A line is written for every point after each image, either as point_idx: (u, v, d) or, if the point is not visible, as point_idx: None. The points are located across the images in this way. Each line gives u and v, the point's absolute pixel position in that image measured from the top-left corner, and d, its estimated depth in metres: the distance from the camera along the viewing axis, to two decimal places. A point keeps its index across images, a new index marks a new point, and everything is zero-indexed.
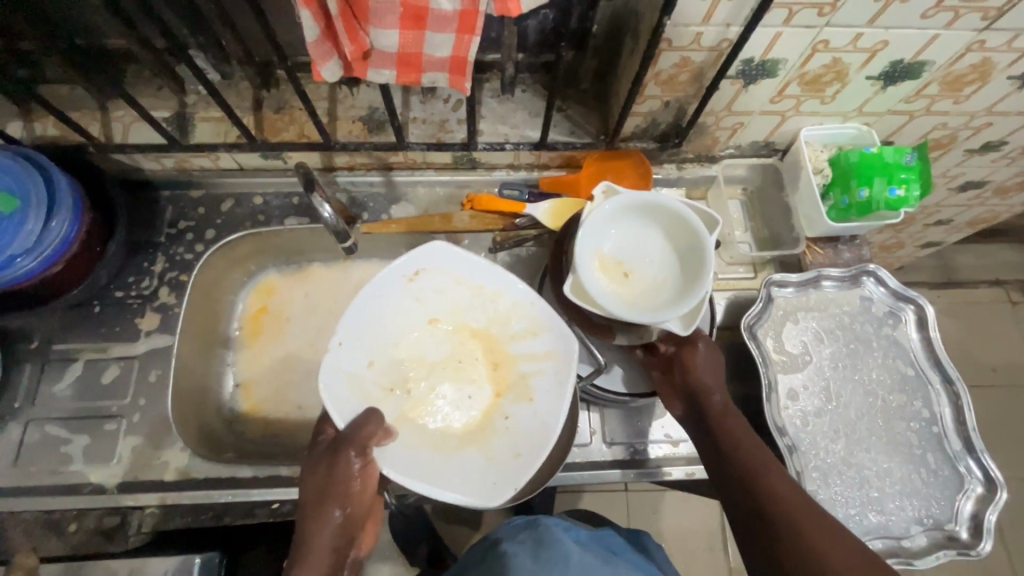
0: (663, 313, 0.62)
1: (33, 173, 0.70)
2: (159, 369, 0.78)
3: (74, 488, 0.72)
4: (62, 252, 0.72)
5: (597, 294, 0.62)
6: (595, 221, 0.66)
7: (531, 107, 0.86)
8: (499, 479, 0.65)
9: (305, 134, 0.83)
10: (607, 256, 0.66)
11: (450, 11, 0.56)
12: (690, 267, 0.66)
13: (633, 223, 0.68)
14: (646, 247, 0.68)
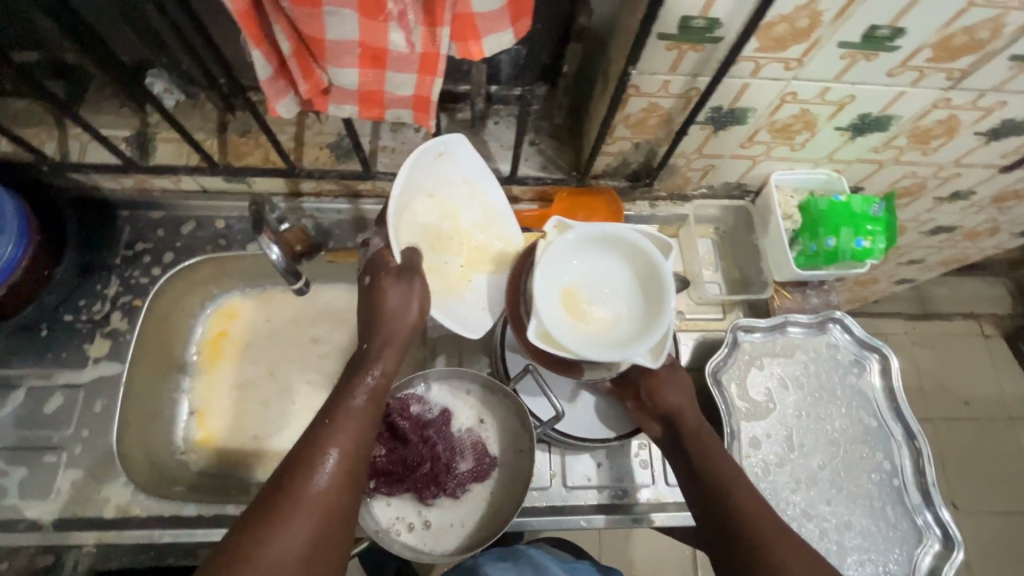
0: (634, 350, 0.60)
1: None
2: (105, 399, 0.75)
3: (7, 524, 0.69)
4: (5, 275, 0.70)
5: (561, 339, 0.59)
6: (546, 260, 0.63)
7: (503, 140, 0.85)
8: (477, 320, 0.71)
9: (270, 159, 0.82)
10: (565, 293, 0.63)
11: (410, 52, 0.55)
12: (650, 293, 0.64)
13: (591, 255, 0.66)
14: (604, 276, 0.65)
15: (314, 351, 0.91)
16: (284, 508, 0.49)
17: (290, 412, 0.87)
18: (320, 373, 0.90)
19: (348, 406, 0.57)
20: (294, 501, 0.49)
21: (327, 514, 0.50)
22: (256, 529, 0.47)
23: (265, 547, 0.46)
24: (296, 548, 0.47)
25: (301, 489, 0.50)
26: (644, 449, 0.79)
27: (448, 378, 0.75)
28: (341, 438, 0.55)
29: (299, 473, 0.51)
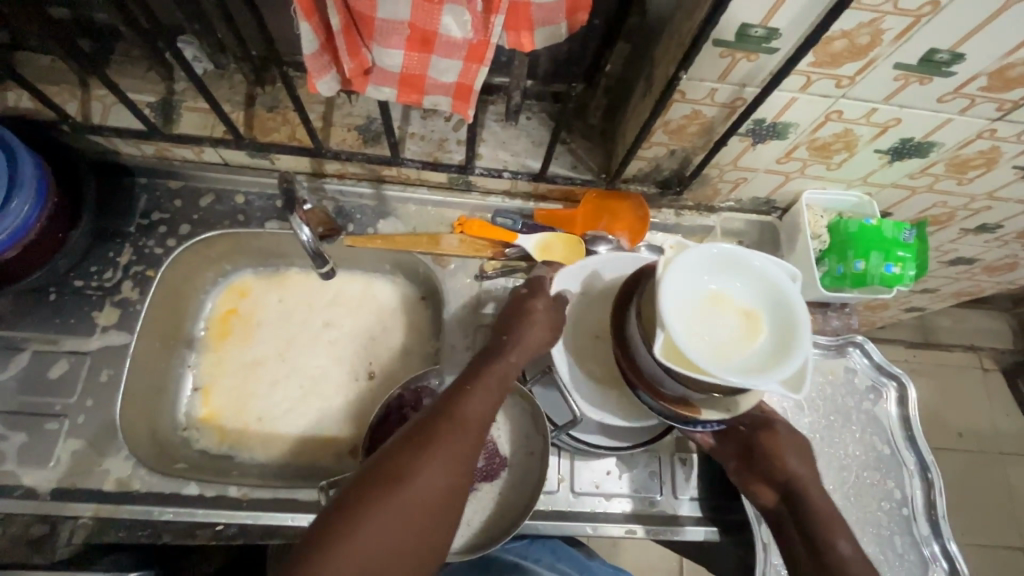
0: (766, 375, 0.58)
1: None
2: (111, 369, 0.74)
3: (4, 489, 0.67)
4: (19, 237, 0.67)
5: (694, 357, 0.58)
6: (676, 270, 0.62)
7: (534, 136, 0.84)
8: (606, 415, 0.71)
9: (297, 137, 0.80)
10: (691, 311, 0.62)
11: (460, 38, 0.53)
12: (781, 325, 0.62)
13: (717, 276, 0.65)
14: (729, 299, 0.64)
15: (325, 336, 0.90)
16: (408, 478, 0.52)
17: (296, 396, 0.86)
18: (329, 358, 0.88)
19: (479, 397, 0.59)
20: (427, 462, 0.53)
21: (440, 497, 0.52)
22: (403, 456, 0.53)
23: (384, 503, 0.50)
24: (408, 515, 0.50)
25: (428, 461, 0.53)
26: (654, 459, 0.78)
27: None
28: (468, 425, 0.57)
29: (428, 446, 0.54)
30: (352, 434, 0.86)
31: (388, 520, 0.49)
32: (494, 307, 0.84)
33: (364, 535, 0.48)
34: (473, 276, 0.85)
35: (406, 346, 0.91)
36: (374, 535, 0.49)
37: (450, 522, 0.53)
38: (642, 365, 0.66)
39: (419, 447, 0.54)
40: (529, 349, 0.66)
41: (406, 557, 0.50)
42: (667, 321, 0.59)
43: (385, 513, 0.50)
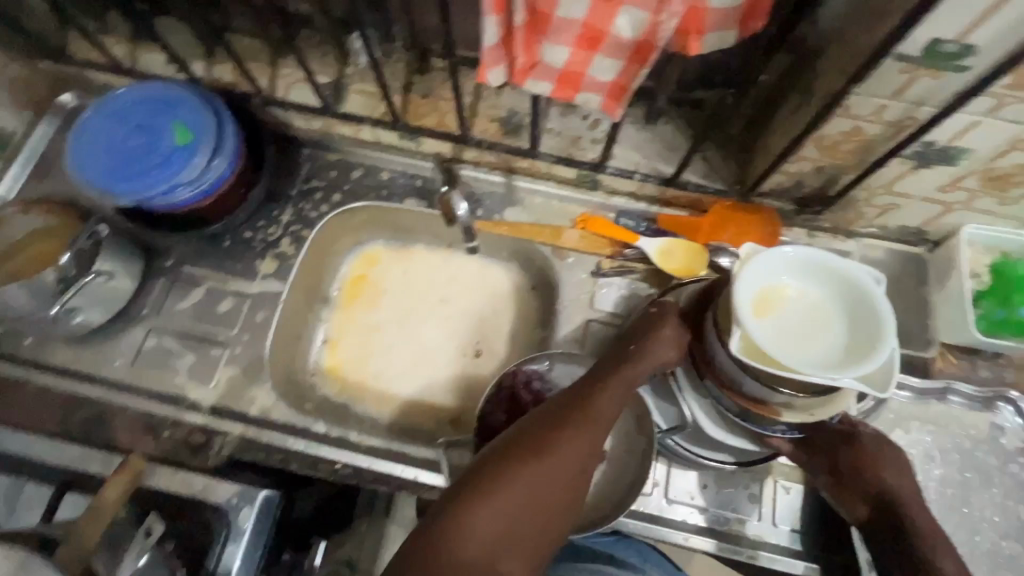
0: (849, 370, 0.59)
1: (209, 113, 0.76)
2: (266, 311, 0.84)
3: (175, 399, 0.79)
4: (212, 189, 0.78)
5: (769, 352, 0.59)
6: (750, 270, 0.64)
7: (669, 141, 0.84)
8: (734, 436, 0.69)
9: (444, 123, 0.87)
10: (766, 310, 0.64)
11: (628, 39, 0.55)
12: (858, 323, 0.63)
13: (792, 278, 0.66)
14: (804, 300, 0.65)
15: (440, 309, 0.96)
16: (550, 457, 0.56)
17: (409, 360, 0.93)
18: (442, 331, 0.95)
19: (607, 399, 0.62)
20: (563, 447, 0.57)
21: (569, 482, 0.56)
22: (541, 438, 0.57)
23: (518, 473, 0.54)
24: (540, 491, 0.54)
25: (561, 445, 0.57)
26: (756, 482, 0.76)
27: (573, 363, 0.76)
28: (594, 422, 0.60)
29: (558, 432, 0.58)
30: (456, 405, 0.91)
31: (524, 490, 0.54)
32: (607, 304, 0.85)
33: (503, 498, 0.53)
34: (589, 271, 0.86)
35: (513, 330, 0.95)
36: (510, 502, 0.53)
37: (574, 506, 0.56)
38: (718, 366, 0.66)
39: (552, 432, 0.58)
40: (656, 363, 0.66)
41: (536, 528, 0.54)
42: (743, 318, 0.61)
43: (519, 483, 0.54)
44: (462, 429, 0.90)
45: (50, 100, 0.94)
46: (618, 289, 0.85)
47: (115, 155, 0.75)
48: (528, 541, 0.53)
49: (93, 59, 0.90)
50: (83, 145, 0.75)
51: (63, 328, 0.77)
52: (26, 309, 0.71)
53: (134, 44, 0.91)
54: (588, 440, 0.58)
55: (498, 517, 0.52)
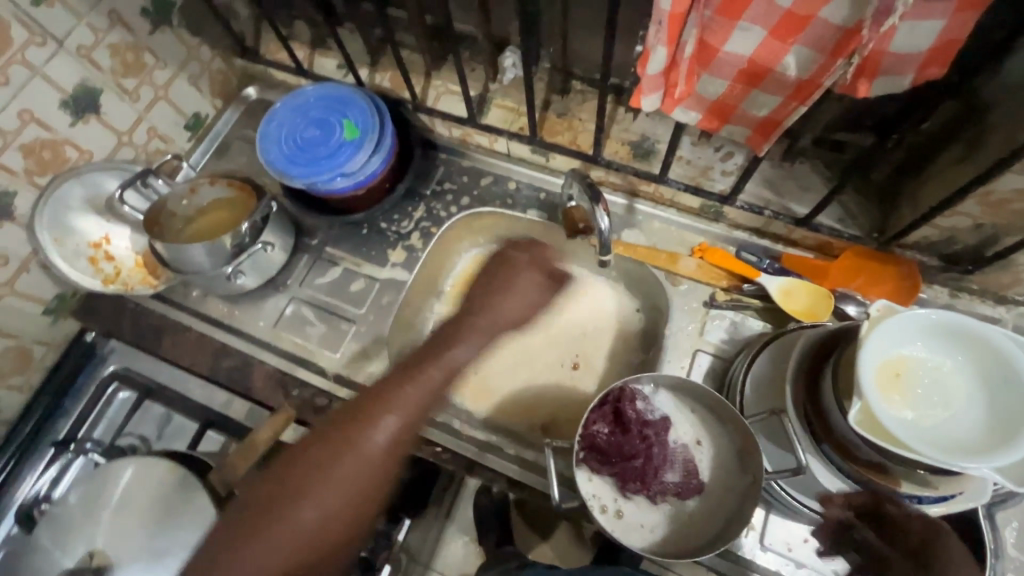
0: (986, 459, 0.55)
1: (376, 115, 0.86)
2: (391, 297, 0.92)
3: (306, 363, 0.88)
4: (366, 181, 0.87)
5: (890, 428, 0.57)
6: (877, 336, 0.61)
7: (805, 181, 0.83)
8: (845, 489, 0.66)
9: (577, 143, 0.91)
10: (890, 378, 0.61)
11: (792, 78, 0.57)
12: (1001, 402, 0.59)
13: (926, 344, 0.62)
14: (939, 369, 0.61)
15: (543, 316, 1.00)
16: (317, 488, 0.63)
17: (508, 362, 0.97)
18: (542, 338, 0.98)
19: (451, 356, 0.73)
20: (333, 468, 0.63)
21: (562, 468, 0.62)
22: (311, 474, 0.63)
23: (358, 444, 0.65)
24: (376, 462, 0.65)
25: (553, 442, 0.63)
26: (863, 547, 0.72)
27: (678, 389, 0.75)
28: (425, 390, 0.70)
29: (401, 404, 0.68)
30: (548, 411, 0.94)
31: (336, 494, 0.63)
32: (717, 336, 0.84)
33: (299, 519, 0.61)
34: (702, 301, 0.86)
35: (612, 348, 0.96)
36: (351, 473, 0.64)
37: (361, 519, 0.65)
38: (833, 425, 0.65)
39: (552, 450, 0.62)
40: (518, 307, 0.78)
41: (379, 479, 0.66)
42: (863, 389, 0.59)
43: (353, 459, 0.65)
44: (552, 436, 0.92)
45: (237, 91, 1.08)
46: (729, 323, 0.85)
47: (296, 144, 0.86)
48: (375, 491, 0.65)
49: (278, 60, 1.04)
50: (272, 132, 0.87)
51: (226, 287, 0.88)
52: (204, 267, 0.83)
53: (312, 49, 1.03)
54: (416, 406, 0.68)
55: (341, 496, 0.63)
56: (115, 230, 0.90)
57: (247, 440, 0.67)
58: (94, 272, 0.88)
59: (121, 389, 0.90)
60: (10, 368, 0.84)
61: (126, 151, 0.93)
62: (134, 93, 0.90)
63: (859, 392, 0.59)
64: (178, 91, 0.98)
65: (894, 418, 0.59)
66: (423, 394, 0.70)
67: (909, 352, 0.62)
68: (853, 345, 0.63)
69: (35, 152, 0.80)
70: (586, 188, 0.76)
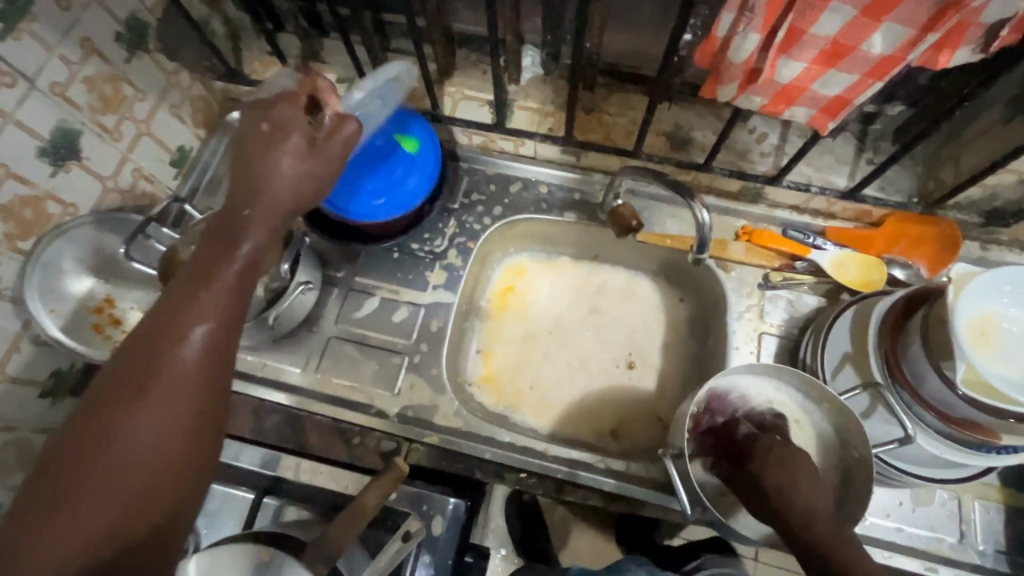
0: None
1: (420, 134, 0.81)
2: (440, 321, 0.86)
3: (360, 407, 0.81)
4: (410, 204, 0.82)
5: (993, 385, 0.60)
6: (964, 298, 0.63)
7: (841, 154, 0.84)
8: (946, 451, 0.68)
9: (611, 138, 0.88)
10: (977, 336, 0.63)
11: (875, 55, 0.56)
12: None
13: (1002, 300, 0.65)
14: (1018, 322, 0.64)
15: (590, 316, 0.96)
16: (70, 497, 0.40)
17: (564, 370, 0.93)
18: (594, 339, 0.95)
19: (245, 222, 0.50)
20: (100, 468, 0.41)
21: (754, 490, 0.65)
22: (65, 475, 0.40)
23: (154, 378, 0.43)
24: (185, 391, 0.44)
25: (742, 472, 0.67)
26: (954, 500, 0.75)
27: (761, 377, 0.74)
28: (226, 282, 0.48)
29: (185, 302, 0.46)
30: (614, 415, 0.91)
31: (88, 512, 0.40)
32: (777, 317, 0.85)
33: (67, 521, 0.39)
34: (755, 283, 0.86)
35: (663, 340, 0.94)
36: (153, 415, 0.43)
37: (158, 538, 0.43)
38: (927, 391, 0.67)
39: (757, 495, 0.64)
40: (252, 200, 0.50)
41: (171, 470, 0.44)
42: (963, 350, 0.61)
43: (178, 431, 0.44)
44: (623, 441, 0.89)
45: (220, 117, 0.97)
46: (786, 302, 0.85)
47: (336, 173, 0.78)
48: (171, 487, 0.44)
49: (267, 79, 0.94)
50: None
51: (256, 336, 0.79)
52: None
53: (304, 64, 0.94)
54: (216, 309, 0.47)
55: (131, 463, 0.42)
56: (119, 290, 0.82)
57: (353, 505, 0.62)
58: (103, 341, 0.78)
59: None
60: (9, 468, 0.71)
61: (112, 198, 0.81)
62: (116, 131, 0.79)
63: (960, 354, 0.61)
64: (161, 123, 0.87)
65: (991, 373, 0.61)
66: (225, 292, 0.48)
67: (990, 312, 0.64)
68: (939, 311, 0.64)
69: (15, 212, 0.68)
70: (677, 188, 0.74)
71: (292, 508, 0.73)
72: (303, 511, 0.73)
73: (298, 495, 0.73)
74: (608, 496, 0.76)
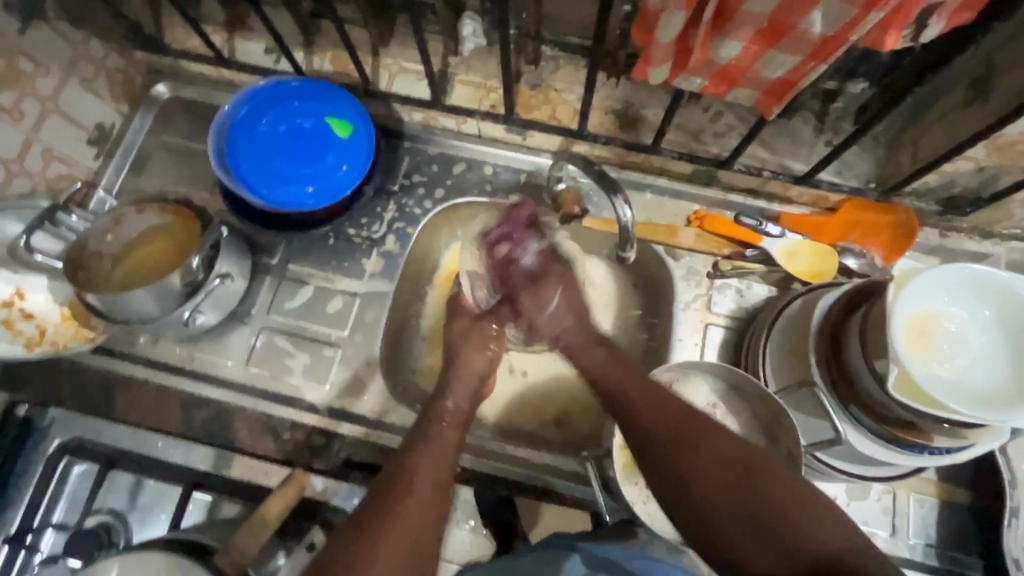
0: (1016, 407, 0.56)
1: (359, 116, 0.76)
2: (376, 311, 0.82)
3: (292, 401, 0.79)
4: (340, 194, 0.75)
5: (926, 390, 0.57)
6: (903, 300, 0.60)
7: (799, 135, 0.79)
8: (880, 451, 0.66)
9: (557, 117, 0.83)
10: (914, 338, 0.61)
11: (815, 35, 0.51)
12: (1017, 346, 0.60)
13: (944, 299, 0.62)
14: (958, 322, 0.62)
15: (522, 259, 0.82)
16: None
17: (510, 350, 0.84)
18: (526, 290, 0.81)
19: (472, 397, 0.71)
20: None
21: (666, 414, 0.61)
22: None
23: (399, 512, 0.54)
24: (418, 523, 0.55)
25: (654, 403, 0.63)
26: (888, 493, 0.74)
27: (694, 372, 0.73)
28: (447, 444, 0.63)
29: (422, 451, 0.61)
30: (560, 404, 0.85)
31: None
32: (726, 307, 0.81)
33: None
34: (704, 271, 0.83)
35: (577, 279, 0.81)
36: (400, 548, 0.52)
37: None
38: (862, 390, 0.65)
39: (685, 423, 0.60)
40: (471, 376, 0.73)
41: None
42: (897, 355, 0.58)
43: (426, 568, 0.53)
44: (567, 429, 0.84)
45: (144, 90, 0.90)
46: (735, 291, 0.82)
47: (265, 161, 0.76)
48: None
49: (190, 49, 0.86)
50: (236, 142, 0.75)
51: (178, 330, 0.76)
52: (152, 312, 0.71)
53: (230, 32, 0.86)
54: (437, 468, 0.60)
55: None
56: (28, 281, 0.76)
57: (254, 517, 0.66)
58: (13, 337, 0.75)
59: (75, 463, 0.78)
60: None
61: (20, 182, 0.77)
62: (14, 110, 0.74)
63: (893, 358, 0.58)
64: (72, 100, 0.80)
65: (926, 376, 0.59)
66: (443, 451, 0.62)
67: (930, 312, 0.61)
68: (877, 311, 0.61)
69: None
70: (603, 182, 0.70)
71: (227, 504, 0.78)
72: (236, 504, 0.77)
73: (229, 490, 0.77)
74: (541, 489, 0.78)
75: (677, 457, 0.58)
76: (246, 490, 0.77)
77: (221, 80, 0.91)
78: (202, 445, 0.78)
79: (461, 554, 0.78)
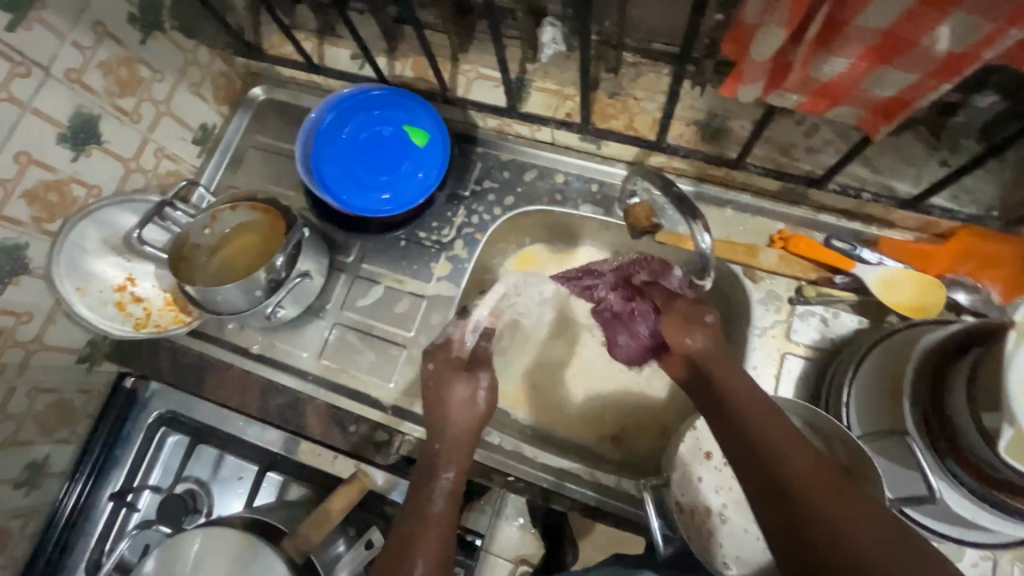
0: None
1: (441, 130, 0.79)
2: (441, 314, 0.84)
3: (360, 395, 0.83)
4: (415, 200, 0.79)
5: None
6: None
7: (908, 153, 0.71)
8: (980, 516, 0.60)
9: (634, 126, 0.79)
10: None
11: (940, 53, 0.45)
12: None
13: None
14: None
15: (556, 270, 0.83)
16: None
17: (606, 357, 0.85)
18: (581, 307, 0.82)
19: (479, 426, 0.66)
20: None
21: (832, 488, 0.48)
22: None
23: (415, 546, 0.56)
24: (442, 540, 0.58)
25: (820, 464, 0.50)
26: (988, 558, 0.67)
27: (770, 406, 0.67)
28: (440, 524, 0.59)
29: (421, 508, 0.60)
30: (618, 421, 0.83)
31: None
32: (807, 335, 0.76)
33: None
34: (786, 296, 0.77)
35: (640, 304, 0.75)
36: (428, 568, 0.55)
37: None
38: (966, 449, 0.57)
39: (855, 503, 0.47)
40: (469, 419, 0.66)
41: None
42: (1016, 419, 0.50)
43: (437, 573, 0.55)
44: (624, 448, 0.82)
45: (243, 93, 0.97)
46: (820, 320, 0.76)
47: (347, 168, 0.80)
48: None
49: (283, 55, 0.91)
50: (321, 151, 0.80)
51: (259, 321, 0.81)
52: (240, 304, 0.76)
53: (320, 39, 0.90)
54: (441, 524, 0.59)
55: None
56: (138, 269, 0.86)
57: (321, 509, 0.69)
58: (124, 318, 0.83)
59: (170, 434, 0.87)
60: (54, 422, 0.80)
61: (135, 178, 0.84)
62: (135, 114, 0.81)
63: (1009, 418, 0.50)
64: (181, 102, 0.87)
65: None
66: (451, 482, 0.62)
67: None
68: (989, 363, 0.54)
69: (40, 197, 0.72)
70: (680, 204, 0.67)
71: (294, 486, 0.83)
72: (304, 487, 0.82)
73: (298, 475, 0.82)
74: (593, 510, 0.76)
75: (808, 533, 0.47)
76: (312, 476, 0.82)
77: (311, 84, 0.95)
78: (278, 430, 0.84)
79: (509, 550, 0.76)
